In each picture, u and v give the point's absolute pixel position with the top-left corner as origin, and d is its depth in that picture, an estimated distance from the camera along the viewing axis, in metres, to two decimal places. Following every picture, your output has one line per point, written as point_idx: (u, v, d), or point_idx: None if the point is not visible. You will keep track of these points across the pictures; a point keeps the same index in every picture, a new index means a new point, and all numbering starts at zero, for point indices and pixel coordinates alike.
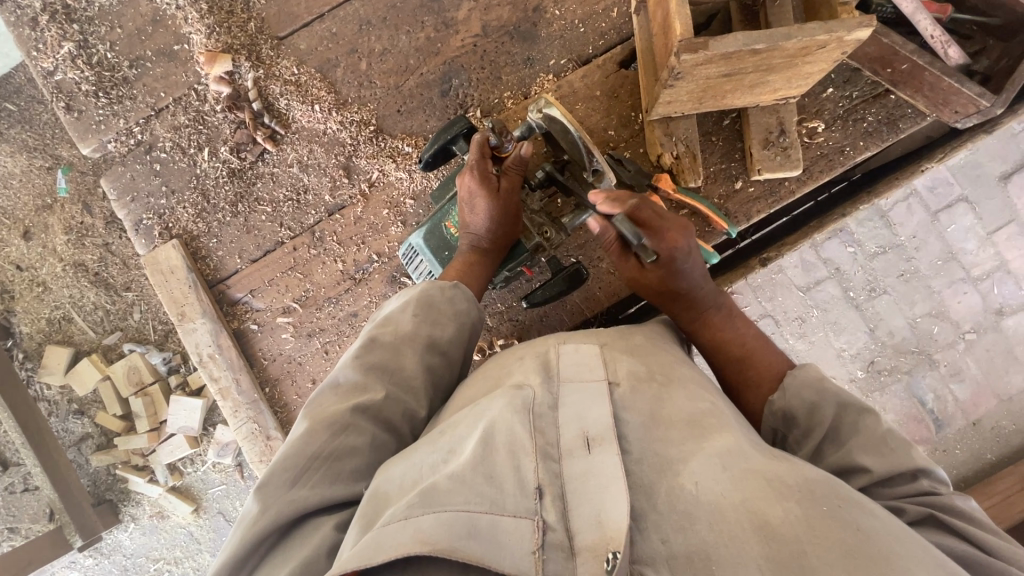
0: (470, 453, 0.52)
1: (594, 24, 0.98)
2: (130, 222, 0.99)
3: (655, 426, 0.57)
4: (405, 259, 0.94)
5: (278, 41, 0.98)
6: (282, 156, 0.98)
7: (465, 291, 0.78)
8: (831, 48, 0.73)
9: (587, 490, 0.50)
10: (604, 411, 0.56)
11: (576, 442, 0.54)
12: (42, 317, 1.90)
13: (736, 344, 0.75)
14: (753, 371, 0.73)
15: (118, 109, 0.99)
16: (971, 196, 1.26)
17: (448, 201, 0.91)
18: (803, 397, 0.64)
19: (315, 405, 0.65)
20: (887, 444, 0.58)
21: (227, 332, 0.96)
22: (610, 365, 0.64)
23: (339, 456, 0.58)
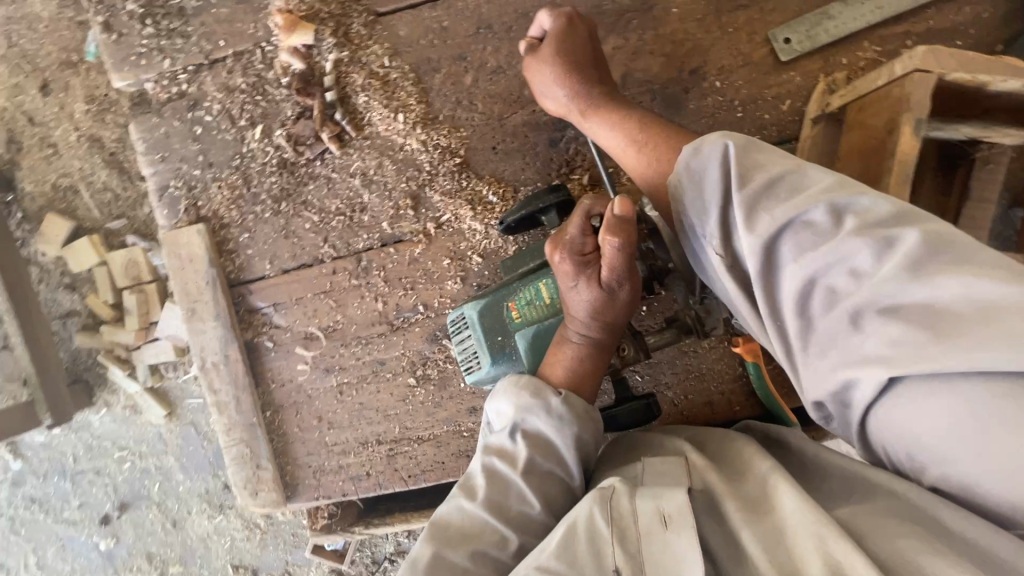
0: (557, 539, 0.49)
1: (755, 113, 0.79)
2: (154, 183, 0.84)
3: (725, 520, 0.50)
4: (454, 326, 0.75)
5: (374, 18, 0.79)
6: (345, 162, 0.82)
7: (577, 399, 0.57)
8: None
9: (663, 573, 0.45)
10: (684, 497, 0.49)
11: (652, 521, 0.48)
12: (47, 182, 1.75)
13: (635, 120, 0.66)
14: (649, 134, 0.63)
15: (166, 45, 0.81)
16: None
17: (521, 279, 0.71)
18: (692, 178, 0.54)
19: (435, 524, 0.55)
20: (782, 185, 0.48)
21: (238, 343, 0.85)
22: (691, 467, 0.55)
23: None
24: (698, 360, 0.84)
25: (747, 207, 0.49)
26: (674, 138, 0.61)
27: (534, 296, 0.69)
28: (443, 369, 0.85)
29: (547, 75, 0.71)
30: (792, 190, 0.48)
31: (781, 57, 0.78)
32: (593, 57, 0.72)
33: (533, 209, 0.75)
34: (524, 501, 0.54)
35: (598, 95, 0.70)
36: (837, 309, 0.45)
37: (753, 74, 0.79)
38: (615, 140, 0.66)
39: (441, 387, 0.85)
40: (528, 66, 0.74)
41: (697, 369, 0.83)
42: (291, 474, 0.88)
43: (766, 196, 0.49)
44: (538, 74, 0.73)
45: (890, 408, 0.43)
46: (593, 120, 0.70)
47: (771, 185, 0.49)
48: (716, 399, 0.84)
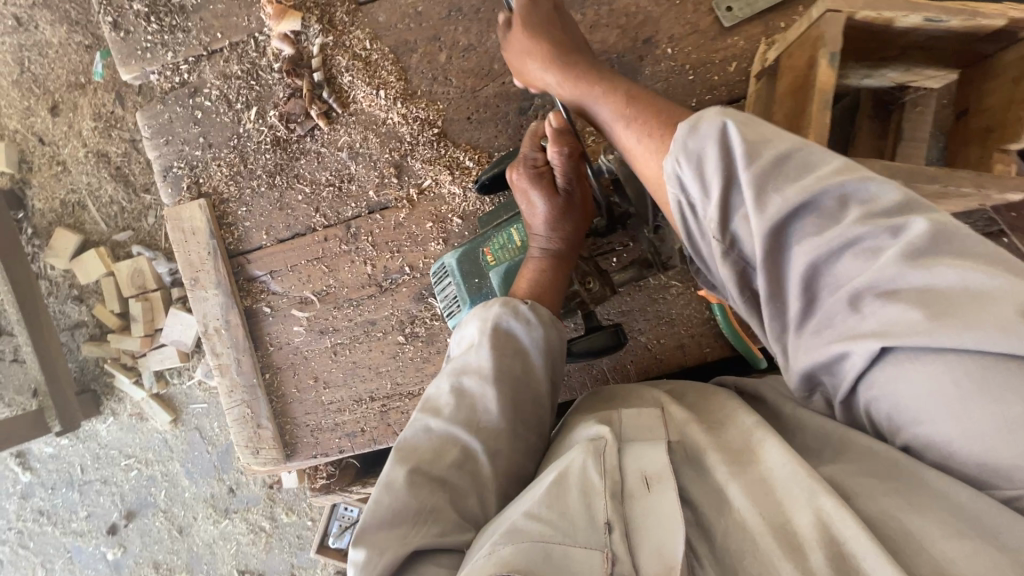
0: (544, 489, 0.53)
1: (705, 75, 0.87)
2: (159, 166, 0.92)
3: (702, 470, 0.53)
4: (436, 277, 0.81)
5: (355, 6, 0.88)
6: (333, 137, 0.89)
7: (543, 312, 0.63)
8: None
9: (651, 524, 0.49)
10: (663, 455, 0.54)
11: (637, 483, 0.53)
12: (56, 198, 1.84)
13: (632, 102, 0.61)
14: (644, 121, 0.58)
15: (168, 39, 0.89)
16: None
17: (494, 228, 0.78)
18: (689, 156, 0.46)
19: (406, 448, 0.57)
20: (785, 166, 0.43)
21: (238, 309, 0.91)
22: (669, 417, 0.60)
23: (439, 510, 0.52)
24: (667, 307, 0.89)
25: (754, 188, 0.42)
26: (676, 122, 0.56)
27: (506, 241, 0.76)
28: (429, 327, 0.91)
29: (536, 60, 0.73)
30: (800, 173, 0.42)
31: (725, 23, 0.86)
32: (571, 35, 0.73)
33: (505, 167, 0.82)
34: (492, 412, 0.58)
35: (591, 74, 0.68)
36: (844, 303, 0.41)
37: (701, 40, 0.87)
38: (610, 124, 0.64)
39: (428, 343, 0.91)
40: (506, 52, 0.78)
41: (667, 315, 0.89)
42: (290, 433, 0.93)
43: (791, 184, 0.42)
44: (526, 63, 0.74)
45: (894, 384, 0.39)
46: (589, 99, 0.66)
47: (777, 167, 0.42)
48: (687, 343, 0.89)
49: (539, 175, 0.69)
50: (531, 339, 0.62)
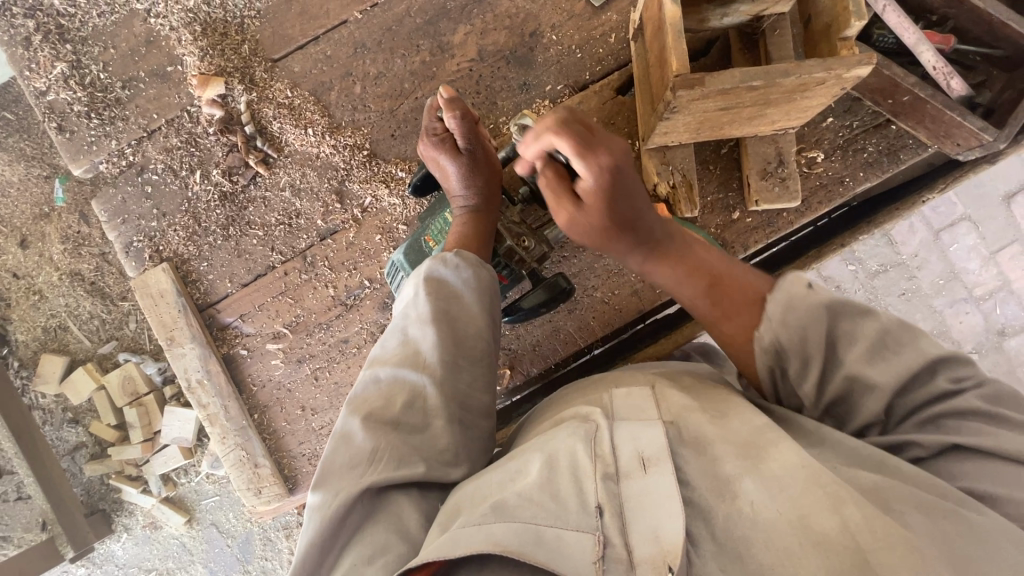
0: (538, 475, 0.57)
1: (591, 50, 0.97)
2: (120, 243, 0.98)
3: (703, 452, 0.57)
4: (389, 278, 0.87)
5: (272, 63, 0.97)
6: (274, 180, 0.97)
7: (467, 255, 0.73)
8: (831, 85, 0.72)
9: (644, 506, 0.53)
10: (657, 437, 0.58)
11: (632, 463, 0.57)
12: (37, 326, 1.87)
13: (704, 271, 0.68)
14: (720, 287, 0.66)
15: (111, 130, 0.98)
16: (975, 217, 1.41)
17: (431, 218, 0.87)
18: (791, 337, 0.57)
19: (359, 400, 0.66)
20: (884, 344, 0.55)
21: (216, 357, 0.95)
22: (663, 399, 0.65)
23: (394, 444, 0.61)
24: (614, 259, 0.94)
25: (869, 349, 0.55)
26: (744, 291, 0.65)
27: (443, 225, 0.84)
28: None
29: (576, 214, 0.68)
30: (896, 346, 0.54)
31: (596, 3, 0.96)
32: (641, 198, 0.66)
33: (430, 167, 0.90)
34: (434, 349, 0.67)
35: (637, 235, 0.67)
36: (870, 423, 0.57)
37: (579, 22, 0.97)
38: (685, 286, 0.69)
39: None
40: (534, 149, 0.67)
41: (616, 268, 0.94)
42: (288, 466, 0.95)
43: (868, 360, 0.54)
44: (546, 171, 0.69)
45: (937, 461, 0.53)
46: (652, 270, 0.71)
47: (879, 346, 0.55)
48: (640, 287, 0.94)
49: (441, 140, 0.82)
50: (460, 282, 0.72)
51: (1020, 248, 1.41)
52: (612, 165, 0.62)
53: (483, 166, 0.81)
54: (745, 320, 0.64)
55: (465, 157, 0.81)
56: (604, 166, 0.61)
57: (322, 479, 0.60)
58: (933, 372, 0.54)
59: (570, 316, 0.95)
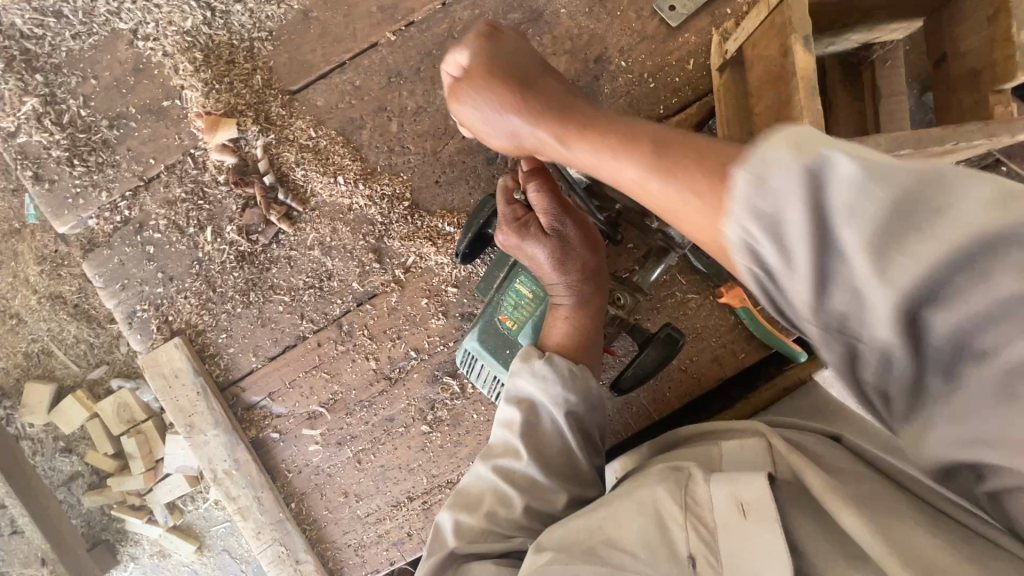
0: (630, 527, 0.56)
1: (665, 78, 0.84)
2: (121, 313, 0.84)
3: (828, 524, 0.50)
4: (464, 366, 0.80)
5: (290, 96, 0.82)
6: (300, 237, 0.83)
7: (558, 363, 0.68)
8: (981, 148, 0.61)
9: (742, 563, 0.48)
10: (765, 485, 0.51)
11: (729, 510, 0.51)
12: (18, 351, 1.66)
13: (644, 139, 0.46)
14: (664, 155, 0.43)
15: (99, 179, 0.82)
16: None
17: (497, 291, 0.78)
18: (765, 224, 0.31)
19: (462, 492, 0.68)
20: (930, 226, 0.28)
21: (244, 444, 0.84)
22: (780, 456, 0.58)
23: (492, 523, 0.64)
24: (692, 322, 0.85)
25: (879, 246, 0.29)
26: (707, 158, 0.40)
27: (517, 299, 0.76)
28: (452, 408, 0.85)
29: (475, 96, 0.65)
30: (958, 223, 0.27)
31: (671, 24, 0.82)
32: (549, 86, 0.63)
33: (478, 228, 0.77)
34: (522, 457, 0.65)
35: (543, 97, 0.61)
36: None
37: (651, 45, 0.83)
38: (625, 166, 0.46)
39: (455, 426, 0.85)
40: (458, 102, 0.68)
41: (694, 331, 0.84)
42: (333, 559, 0.85)
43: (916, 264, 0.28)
44: (464, 102, 0.67)
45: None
46: (569, 145, 0.55)
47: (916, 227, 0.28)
48: (721, 353, 0.85)
49: (522, 221, 0.71)
50: (547, 393, 0.67)
51: None
52: (496, 42, 0.69)
53: (580, 248, 0.71)
54: (719, 200, 0.37)
55: (556, 241, 0.70)
56: (487, 43, 0.68)
57: (433, 541, 0.66)
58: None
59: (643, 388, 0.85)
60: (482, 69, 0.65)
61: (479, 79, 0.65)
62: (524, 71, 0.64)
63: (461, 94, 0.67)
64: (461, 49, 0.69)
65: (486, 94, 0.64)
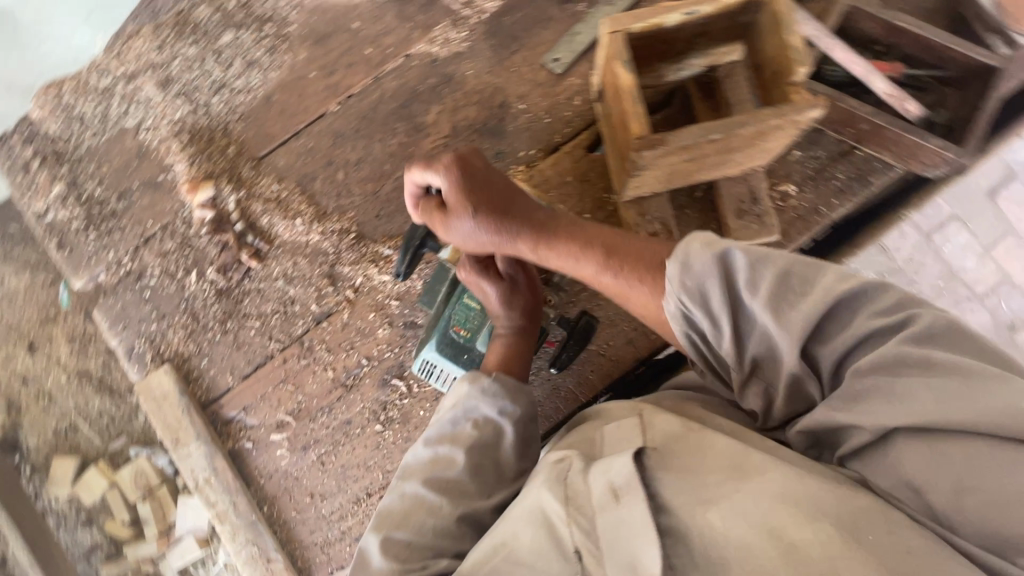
0: (534, 531, 0.65)
1: (559, 113, 1.02)
2: (122, 349, 1.00)
3: (692, 484, 0.60)
4: (423, 373, 0.90)
5: (257, 160, 1.02)
6: (267, 271, 1.00)
7: (506, 381, 0.75)
8: (785, 128, 0.76)
9: (619, 537, 0.59)
10: (629, 469, 0.63)
11: (606, 497, 0.62)
12: (47, 430, 1.75)
13: (595, 245, 0.70)
14: (614, 257, 0.68)
15: (108, 241, 1.02)
16: (963, 214, 1.53)
17: (446, 306, 0.90)
18: (690, 294, 0.60)
19: (385, 512, 0.72)
20: (795, 287, 0.56)
21: (222, 453, 0.96)
22: (646, 427, 0.69)
23: (422, 543, 0.70)
24: (606, 310, 0.96)
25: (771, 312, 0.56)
26: (642, 258, 0.67)
27: (466, 314, 0.88)
28: (401, 407, 0.96)
29: (458, 225, 0.75)
30: (804, 287, 0.56)
31: (557, 71, 1.02)
32: (505, 181, 0.77)
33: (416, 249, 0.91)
34: (463, 466, 0.72)
35: (512, 206, 0.74)
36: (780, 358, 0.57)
37: (544, 90, 1.02)
38: (584, 265, 0.70)
39: (405, 423, 0.96)
40: (434, 221, 0.78)
41: (609, 319, 0.96)
42: (301, 557, 0.94)
43: (785, 307, 0.56)
44: (444, 225, 0.77)
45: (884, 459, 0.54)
46: (546, 254, 0.72)
47: (796, 288, 0.56)
48: (634, 336, 0.96)
49: (481, 266, 0.82)
50: (499, 411, 0.74)
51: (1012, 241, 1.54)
52: (452, 158, 0.75)
53: (525, 291, 0.85)
54: (654, 288, 0.65)
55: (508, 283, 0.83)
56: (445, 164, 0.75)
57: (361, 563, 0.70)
58: (857, 311, 0.56)
59: (569, 373, 0.96)
60: (453, 202, 0.74)
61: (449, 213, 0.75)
62: (486, 177, 0.75)
63: (428, 210, 0.79)
64: (420, 170, 0.77)
65: (465, 227, 0.75)
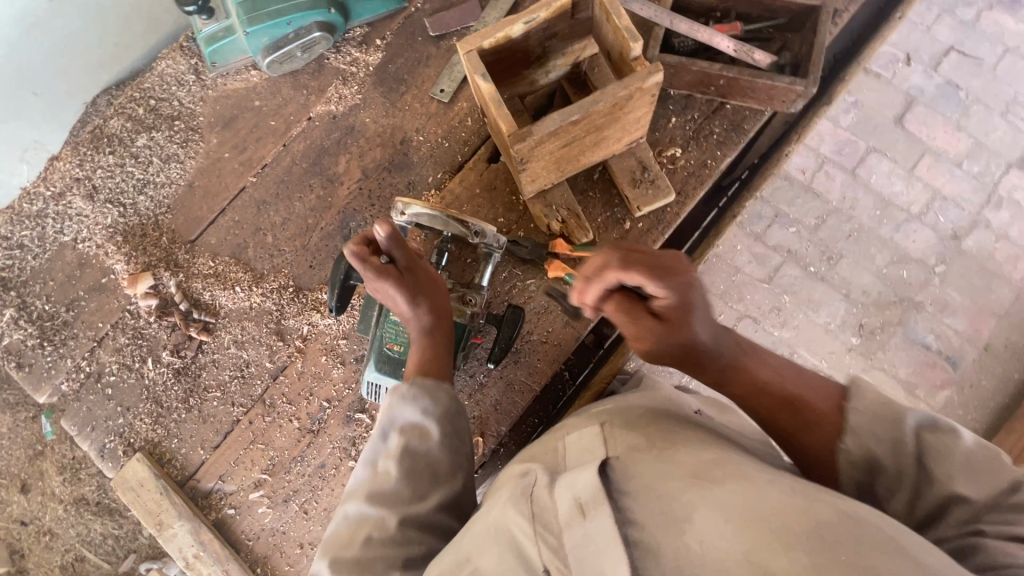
0: (494, 553, 0.59)
1: (456, 136, 1.11)
2: (95, 450, 1.04)
3: (662, 500, 0.53)
4: (373, 395, 0.95)
5: (190, 244, 1.09)
6: (218, 342, 1.04)
7: (422, 384, 0.78)
8: (636, 96, 0.84)
9: (585, 555, 0.52)
10: (594, 479, 0.59)
11: (572, 512, 0.56)
12: (55, 566, 1.70)
13: (764, 402, 0.67)
14: (775, 409, 0.67)
15: (64, 351, 1.07)
16: (880, 146, 1.65)
17: (378, 327, 0.94)
18: (878, 441, 0.58)
19: (330, 538, 0.72)
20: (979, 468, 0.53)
21: (207, 525, 0.98)
22: (610, 440, 0.69)
23: (366, 565, 0.68)
24: (538, 300, 1.02)
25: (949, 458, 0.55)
26: (815, 426, 0.63)
27: (396, 329, 0.92)
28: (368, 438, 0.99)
29: (624, 322, 0.69)
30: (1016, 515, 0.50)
31: (445, 99, 1.11)
32: (709, 318, 0.67)
33: (343, 282, 0.92)
34: (396, 475, 0.73)
35: (700, 335, 0.67)
36: None
37: (438, 118, 1.12)
38: (738, 398, 0.69)
39: None
40: (604, 300, 0.69)
41: (542, 307, 1.01)
42: None
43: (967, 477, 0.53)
44: (611, 308, 0.69)
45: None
46: (694, 375, 0.71)
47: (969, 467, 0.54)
48: (569, 317, 1.01)
49: (377, 274, 0.82)
50: (421, 413, 0.77)
51: (931, 157, 1.65)
52: (684, 278, 0.65)
53: (427, 288, 0.85)
54: (820, 440, 0.62)
55: (409, 285, 0.83)
56: (676, 283, 0.64)
57: None
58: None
59: (518, 367, 1.01)
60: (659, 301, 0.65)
61: (640, 313, 0.67)
62: (691, 302, 0.65)
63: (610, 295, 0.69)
64: (638, 271, 0.63)
65: (647, 334, 0.68)
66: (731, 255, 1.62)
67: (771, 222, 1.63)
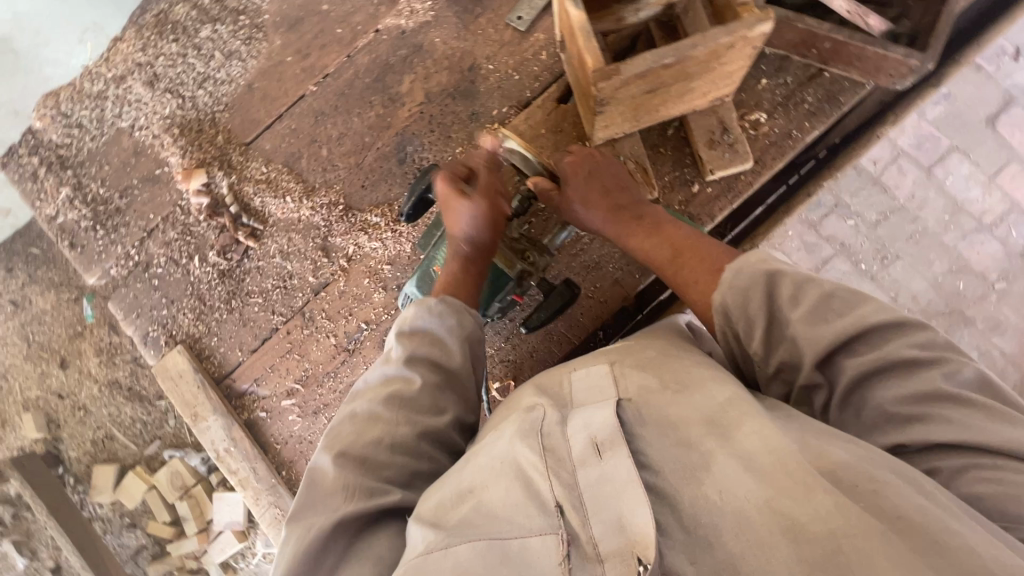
0: (508, 486, 0.52)
1: (527, 69, 1.04)
2: (139, 336, 1.07)
3: (685, 445, 0.51)
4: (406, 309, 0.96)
5: (244, 146, 1.07)
6: (264, 250, 1.04)
7: (451, 302, 0.77)
8: (737, 46, 0.77)
9: (606, 496, 0.49)
10: (612, 418, 0.55)
11: (587, 451, 0.53)
12: (87, 440, 1.77)
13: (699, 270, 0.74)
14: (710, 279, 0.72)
15: (115, 237, 1.08)
16: (964, 145, 1.53)
17: (434, 248, 0.93)
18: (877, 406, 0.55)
19: (333, 435, 0.66)
20: None
21: (239, 424, 1.01)
22: (621, 381, 0.62)
23: (376, 465, 0.63)
24: (589, 254, 0.99)
25: None
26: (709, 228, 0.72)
27: None
28: None
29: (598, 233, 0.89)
30: None
31: (522, 28, 1.04)
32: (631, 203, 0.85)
33: (421, 192, 0.92)
34: (417, 385, 0.69)
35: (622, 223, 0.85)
36: None
37: (510, 47, 1.05)
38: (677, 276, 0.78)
39: None
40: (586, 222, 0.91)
41: (593, 261, 0.98)
42: None
43: None
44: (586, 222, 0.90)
45: None
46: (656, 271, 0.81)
47: None
48: (620, 276, 0.98)
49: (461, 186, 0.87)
50: (446, 328, 0.75)
51: (1017, 166, 1.53)
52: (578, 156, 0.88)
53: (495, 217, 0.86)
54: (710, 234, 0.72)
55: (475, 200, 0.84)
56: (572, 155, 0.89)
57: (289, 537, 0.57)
58: None
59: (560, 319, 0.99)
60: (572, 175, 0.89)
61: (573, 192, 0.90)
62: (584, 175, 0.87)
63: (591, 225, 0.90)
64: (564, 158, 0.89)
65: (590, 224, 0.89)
66: (783, 242, 1.55)
67: (829, 211, 1.53)
